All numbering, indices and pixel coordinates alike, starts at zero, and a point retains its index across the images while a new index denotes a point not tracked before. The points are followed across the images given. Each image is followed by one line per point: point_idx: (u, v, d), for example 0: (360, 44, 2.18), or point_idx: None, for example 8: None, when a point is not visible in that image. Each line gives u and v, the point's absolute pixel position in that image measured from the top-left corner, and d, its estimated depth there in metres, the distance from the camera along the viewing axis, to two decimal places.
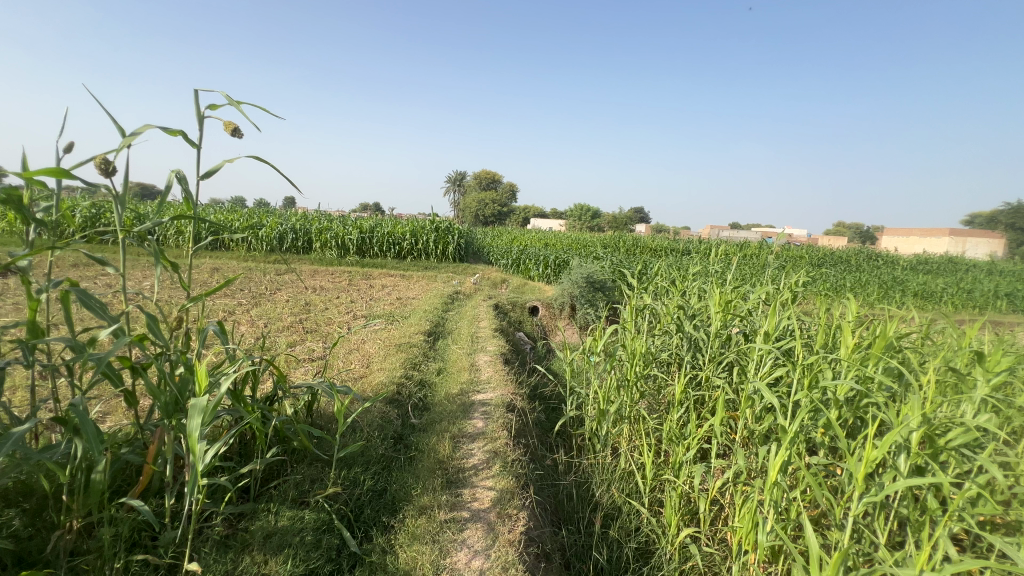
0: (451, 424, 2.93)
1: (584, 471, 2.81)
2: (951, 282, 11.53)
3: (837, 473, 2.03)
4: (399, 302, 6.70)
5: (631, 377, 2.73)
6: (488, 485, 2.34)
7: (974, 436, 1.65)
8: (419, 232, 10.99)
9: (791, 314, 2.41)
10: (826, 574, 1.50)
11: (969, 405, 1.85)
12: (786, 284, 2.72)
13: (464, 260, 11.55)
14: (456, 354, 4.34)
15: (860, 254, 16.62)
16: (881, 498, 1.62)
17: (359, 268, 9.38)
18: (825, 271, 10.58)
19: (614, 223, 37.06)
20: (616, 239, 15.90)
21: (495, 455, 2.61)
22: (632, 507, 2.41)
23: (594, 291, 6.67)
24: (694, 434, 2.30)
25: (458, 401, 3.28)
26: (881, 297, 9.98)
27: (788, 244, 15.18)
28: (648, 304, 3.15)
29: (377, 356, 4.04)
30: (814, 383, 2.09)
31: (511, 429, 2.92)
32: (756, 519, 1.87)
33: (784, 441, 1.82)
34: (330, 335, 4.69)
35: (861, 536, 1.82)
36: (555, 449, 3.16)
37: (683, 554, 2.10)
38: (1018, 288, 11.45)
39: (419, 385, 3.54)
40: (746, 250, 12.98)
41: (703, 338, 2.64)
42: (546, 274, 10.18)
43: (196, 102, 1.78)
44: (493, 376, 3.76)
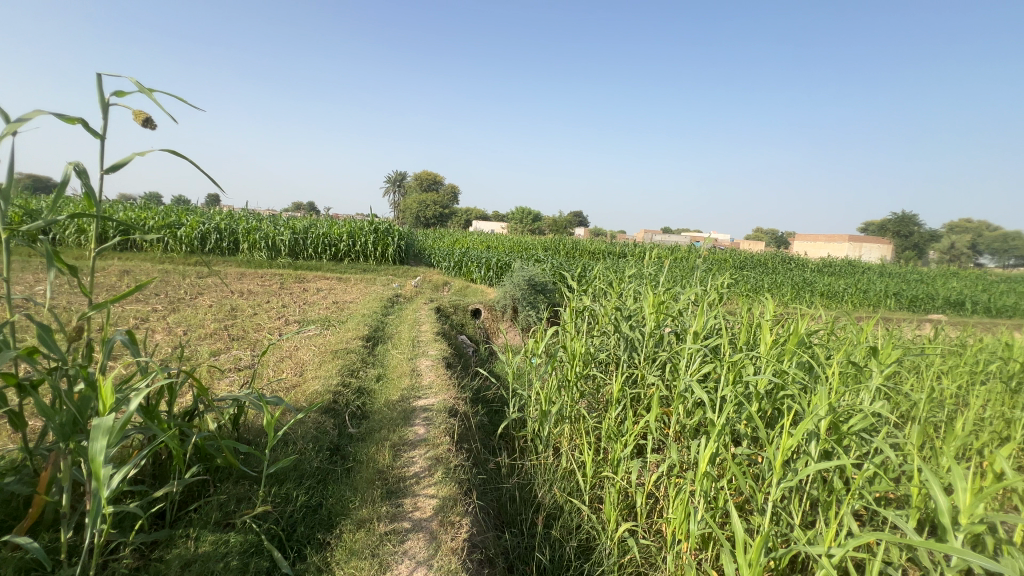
0: (391, 432, 2.85)
1: (526, 472, 2.83)
2: (851, 283, 12.87)
3: (758, 461, 2.18)
4: (334, 306, 6.41)
5: (571, 377, 2.80)
6: (430, 493, 2.30)
7: (871, 421, 1.85)
8: (356, 234, 10.62)
9: (717, 314, 2.59)
10: (749, 557, 1.61)
11: (867, 394, 2.07)
12: (713, 287, 2.91)
13: (405, 263, 11.29)
14: (396, 359, 4.22)
15: (775, 258, 18.15)
16: (796, 482, 1.77)
17: (292, 271, 8.90)
18: (746, 274, 11.45)
19: (556, 225, 37.82)
20: (557, 242, 16.26)
21: (437, 461, 2.56)
22: (573, 505, 2.46)
23: (536, 294, 6.77)
24: (631, 430, 2.39)
25: (398, 408, 3.19)
26: (793, 297, 10.93)
27: (714, 248, 16.27)
28: (587, 306, 3.25)
29: (312, 363, 3.85)
30: (738, 378, 2.25)
31: (453, 434, 2.88)
32: (688, 509, 1.97)
33: (713, 434, 1.95)
34: (259, 342, 4.40)
35: (779, 518, 1.97)
36: (497, 452, 3.16)
37: (621, 549, 2.17)
38: (903, 288, 13.00)
39: (358, 393, 3.41)
40: (676, 253, 13.77)
41: (639, 338, 2.76)
42: (488, 276, 10.22)
43: (99, 88, 1.60)
44: (434, 381, 3.70)
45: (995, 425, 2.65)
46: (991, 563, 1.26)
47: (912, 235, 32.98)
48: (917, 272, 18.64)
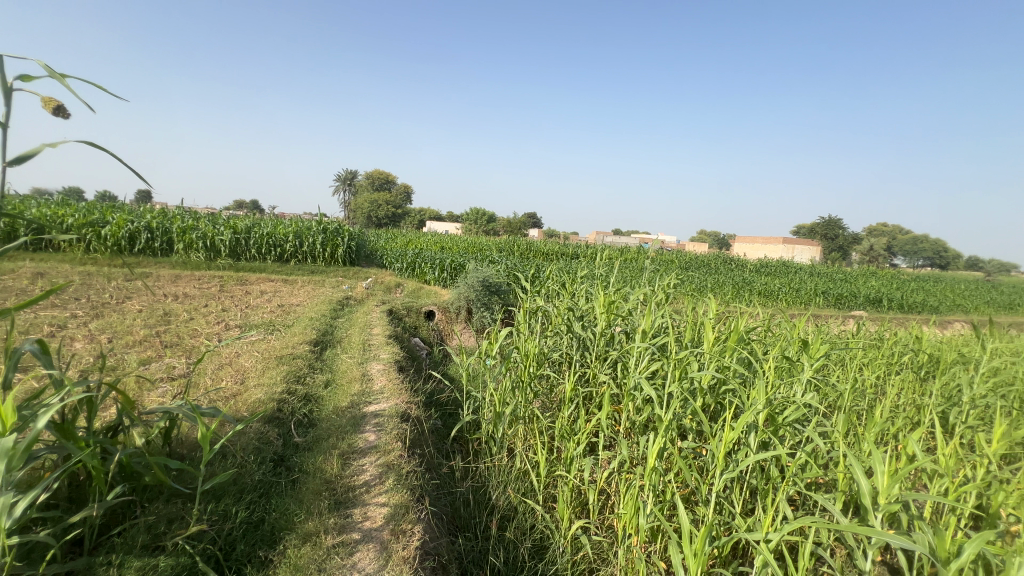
0: (339, 440, 2.75)
1: (480, 475, 2.82)
2: (785, 282, 13.76)
3: (702, 453, 2.28)
4: (280, 310, 6.12)
5: (525, 378, 2.82)
6: (381, 502, 2.23)
7: (803, 413, 1.98)
8: (304, 234, 10.20)
9: (664, 313, 2.69)
10: (695, 547, 1.68)
11: (799, 387, 2.22)
12: (660, 287, 3.01)
13: (356, 264, 10.95)
14: (346, 364, 4.08)
15: (718, 258, 19.13)
16: (736, 472, 1.87)
17: (233, 273, 8.42)
18: (691, 275, 11.99)
19: (510, 226, 38.05)
20: (511, 243, 16.34)
21: (389, 468, 2.49)
22: (527, 506, 2.46)
23: (490, 295, 6.77)
24: (584, 429, 2.44)
25: (348, 414, 3.09)
26: (734, 296, 11.56)
27: (662, 249, 16.94)
28: (540, 306, 3.29)
29: (254, 370, 3.64)
30: (684, 374, 2.35)
31: (406, 439, 2.82)
32: (638, 504, 2.03)
33: (661, 430, 2.03)
34: (195, 349, 4.13)
35: (722, 507, 2.06)
36: (451, 456, 3.12)
37: (574, 546, 2.21)
38: (830, 287, 14.06)
39: (304, 400, 3.26)
40: (626, 254, 14.21)
41: (591, 338, 2.83)
42: (442, 277, 10.12)
43: (1, 72, 1.44)
44: (386, 386, 3.60)
45: (907, 410, 2.92)
46: (905, 540, 1.38)
47: (837, 237, 35.77)
48: (841, 272, 20.24)
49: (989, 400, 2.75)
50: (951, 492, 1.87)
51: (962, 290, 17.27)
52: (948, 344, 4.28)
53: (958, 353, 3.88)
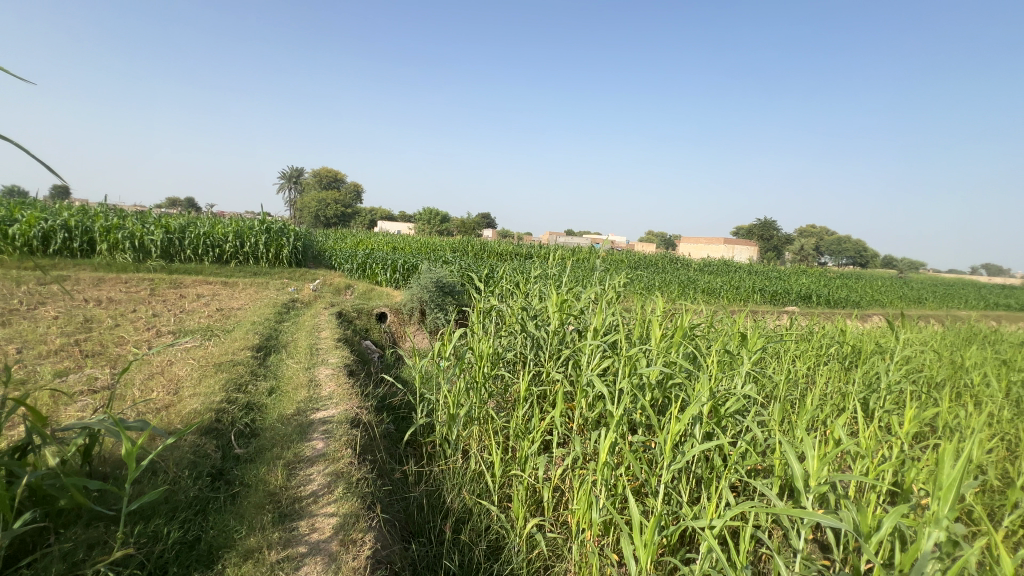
0: (284, 449, 2.62)
1: (434, 478, 2.77)
2: (726, 281, 14.53)
3: (652, 446, 2.36)
4: (219, 314, 5.76)
5: (480, 378, 2.80)
6: (330, 511, 2.15)
7: (742, 403, 2.10)
8: (245, 234, 9.67)
9: (615, 311, 2.77)
10: (646, 537, 1.73)
11: (739, 379, 2.35)
12: (611, 286, 3.08)
13: (303, 265, 10.50)
14: (291, 370, 3.90)
15: (665, 258, 19.93)
16: (683, 462, 1.95)
17: (166, 275, 7.83)
18: (640, 274, 12.41)
19: (464, 227, 37.78)
20: (465, 244, 16.26)
21: (338, 477, 2.40)
22: (482, 507, 2.45)
23: (444, 296, 6.70)
24: (538, 427, 2.46)
25: (294, 423, 2.95)
26: (679, 294, 12.09)
27: (613, 249, 17.44)
28: (494, 306, 3.29)
29: (189, 379, 3.40)
30: (633, 370, 2.43)
31: (356, 445, 2.73)
32: (591, 499, 2.07)
33: (612, 425, 2.08)
34: (121, 358, 3.80)
35: (670, 498, 2.14)
36: (403, 460, 3.05)
37: (530, 544, 2.21)
38: (767, 285, 14.98)
39: (246, 409, 3.09)
40: (578, 254, 14.54)
41: (545, 337, 2.86)
42: (394, 278, 9.91)
43: None
44: (335, 391, 3.47)
45: (833, 398, 3.16)
46: (833, 519, 1.49)
47: (772, 238, 38.23)
48: (776, 271, 21.64)
49: (902, 385, 3.03)
50: (871, 471, 2.05)
51: (879, 285, 18.92)
52: (868, 335, 4.67)
53: (876, 344, 4.24)
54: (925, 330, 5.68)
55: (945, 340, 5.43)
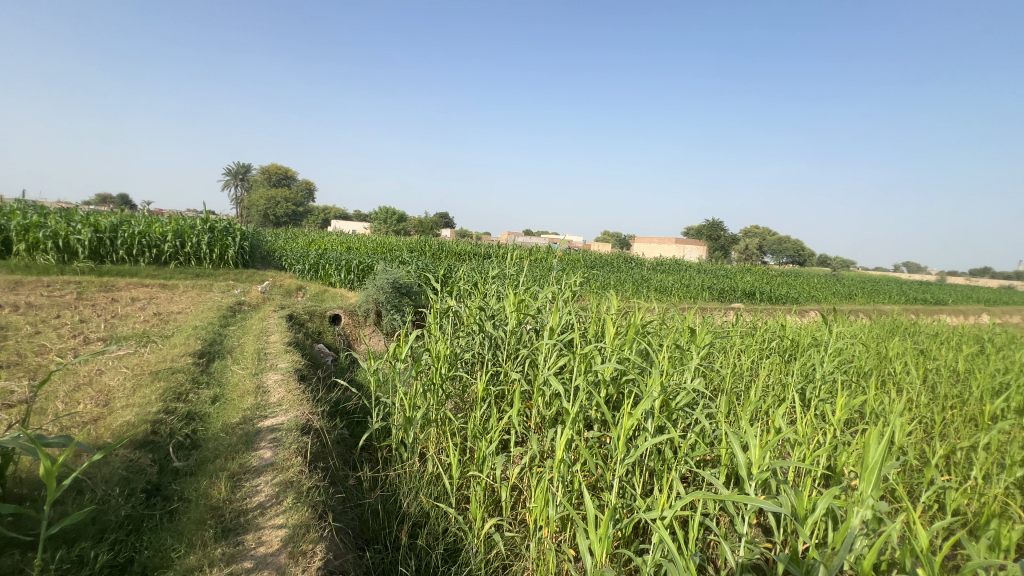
0: (228, 460, 2.49)
1: (390, 483, 2.71)
2: (678, 280, 15.09)
3: (607, 441, 2.42)
4: (156, 318, 5.39)
5: (437, 380, 2.77)
6: (278, 523, 2.06)
7: (691, 397, 2.19)
8: (185, 233, 9.10)
9: (570, 309, 2.83)
10: (600, 531, 1.77)
11: (688, 374, 2.45)
12: (567, 285, 3.13)
13: (250, 266, 10.00)
14: (237, 376, 3.71)
15: (620, 258, 20.45)
16: (636, 456, 2.01)
17: (95, 277, 7.25)
18: (596, 274, 12.68)
19: (421, 226, 37.14)
20: (423, 244, 16.04)
21: (287, 486, 2.31)
22: (439, 510, 2.42)
23: (400, 297, 6.58)
24: (496, 427, 2.47)
25: (239, 432, 2.80)
26: (633, 293, 12.45)
27: (570, 249, 17.72)
28: (451, 306, 3.27)
29: (122, 390, 3.16)
30: (589, 368, 2.49)
31: (306, 453, 2.63)
32: (548, 496, 2.09)
33: (568, 422, 2.13)
34: (42, 369, 3.48)
35: (625, 491, 2.20)
36: (358, 467, 2.97)
37: (488, 545, 2.21)
38: (715, 282, 15.68)
39: (186, 419, 2.90)
40: (535, 254, 14.67)
41: (503, 337, 2.88)
42: (349, 279, 9.63)
43: None
44: (285, 397, 3.33)
45: (775, 389, 3.35)
46: (772, 505, 1.60)
47: (720, 238, 40.06)
48: (723, 269, 22.69)
49: (834, 375, 3.26)
50: (807, 457, 2.20)
51: (815, 283, 20.26)
52: (806, 329, 4.98)
53: (812, 337, 4.53)
54: (855, 323, 6.13)
55: (871, 333, 5.88)
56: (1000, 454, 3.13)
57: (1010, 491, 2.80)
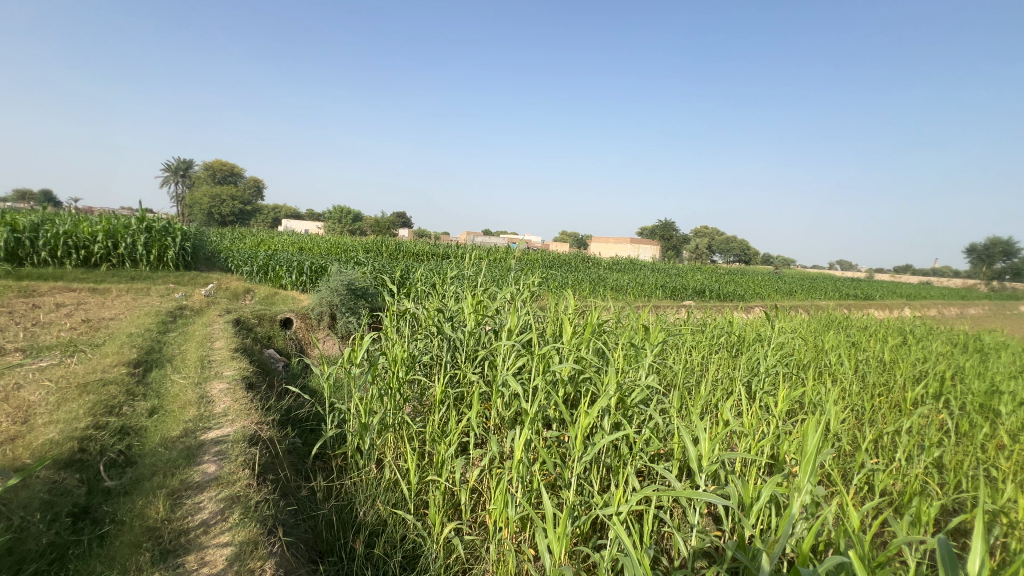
0: (167, 476, 2.33)
1: (345, 492, 2.63)
2: (633, 278, 15.54)
3: (565, 440, 2.45)
4: (84, 326, 4.97)
5: (394, 384, 2.71)
6: (223, 541, 1.95)
7: (644, 394, 2.27)
8: (118, 233, 8.46)
9: (528, 310, 2.86)
10: (559, 530, 1.79)
11: (642, 371, 2.53)
12: (525, 285, 3.15)
13: (192, 268, 9.42)
14: (177, 386, 3.48)
15: (578, 258, 20.81)
16: (593, 455, 2.06)
17: (13, 281, 6.62)
18: (554, 274, 12.87)
19: (377, 226, 36.26)
20: (379, 244, 15.70)
21: (233, 502, 2.19)
22: (397, 517, 2.37)
23: (356, 299, 6.41)
24: (455, 429, 2.45)
25: (179, 446, 2.64)
26: (591, 292, 12.72)
27: (528, 249, 17.86)
28: (408, 308, 3.21)
29: (43, 405, 2.90)
30: (547, 368, 2.52)
31: (254, 465, 2.51)
32: (507, 497, 2.10)
33: (527, 423, 2.14)
34: None
35: (583, 488, 2.24)
36: (310, 477, 2.86)
37: (447, 549, 2.19)
38: (668, 281, 16.25)
39: (119, 434, 2.70)
40: (494, 254, 14.71)
41: (461, 339, 2.86)
42: (301, 281, 9.26)
43: None
44: (230, 407, 3.16)
45: (723, 382, 3.51)
46: (717, 498, 1.69)
47: (671, 238, 41.60)
48: (675, 268, 23.56)
49: (777, 368, 3.45)
50: (752, 447, 2.32)
51: (759, 280, 21.38)
52: (751, 325, 5.25)
53: (756, 333, 4.78)
54: (795, 318, 6.52)
55: (809, 327, 6.28)
56: (920, 437, 3.42)
57: (929, 470, 3.06)
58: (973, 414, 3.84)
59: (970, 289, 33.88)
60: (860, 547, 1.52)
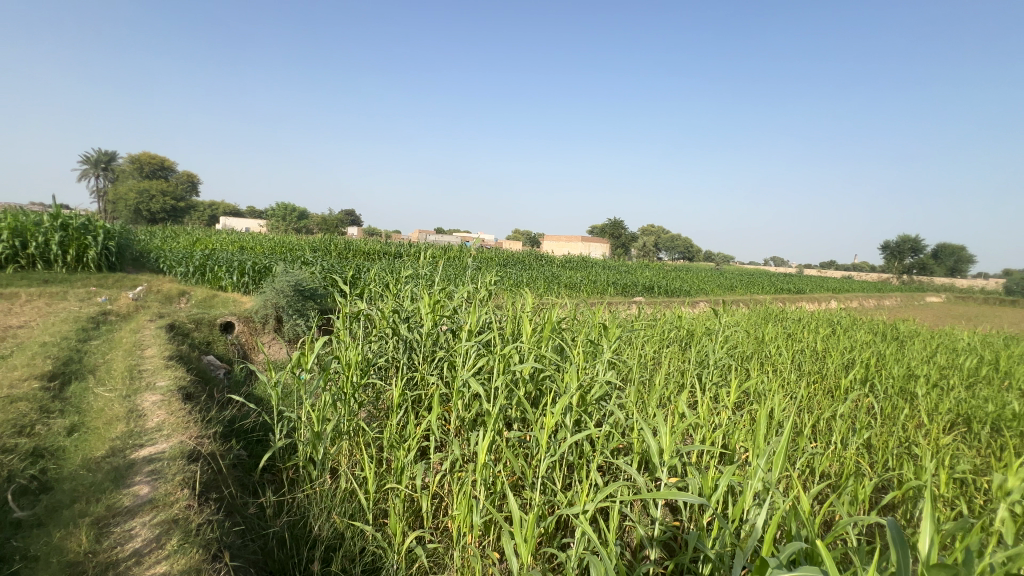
0: (91, 504, 2.10)
1: (297, 507, 2.48)
2: (586, 276, 15.83)
3: (528, 439, 2.44)
4: None
5: (348, 390, 2.59)
6: (159, 572, 1.78)
7: (604, 390, 2.29)
8: (28, 231, 7.62)
9: (487, 309, 2.82)
10: (526, 532, 1.76)
11: (601, 367, 2.56)
12: (482, 284, 3.11)
13: (117, 269, 8.65)
14: (102, 400, 3.16)
15: (532, 255, 20.95)
16: (558, 454, 2.04)
17: None
18: (509, 272, 12.90)
19: (324, 225, 34.76)
20: (328, 242, 15.11)
21: (170, 527, 2.01)
22: (355, 529, 2.26)
23: (304, 300, 6.12)
24: (414, 434, 2.37)
25: (105, 467, 2.39)
26: (545, 289, 12.85)
27: (483, 247, 17.76)
28: (361, 309, 3.07)
29: None
30: (507, 367, 2.49)
31: (194, 483, 2.32)
32: (471, 502, 2.05)
33: (490, 424, 2.11)
34: None
35: (546, 487, 2.23)
36: (258, 492, 2.68)
37: (409, 559, 2.10)
38: (619, 278, 16.69)
39: (32, 458, 2.41)
40: (449, 253, 14.55)
41: (418, 340, 2.78)
42: (242, 282, 8.73)
43: None
44: (165, 421, 2.91)
45: (676, 376, 3.63)
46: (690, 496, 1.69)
47: (621, 236, 42.78)
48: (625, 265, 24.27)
49: (725, 360, 3.60)
50: (707, 438, 2.40)
51: (702, 276, 22.44)
52: (699, 320, 5.47)
53: (705, 327, 4.98)
54: (737, 312, 6.87)
55: (750, 320, 6.63)
56: (852, 420, 3.68)
57: (861, 452, 3.29)
58: (894, 397, 4.18)
59: (885, 283, 37.23)
60: (811, 530, 1.60)
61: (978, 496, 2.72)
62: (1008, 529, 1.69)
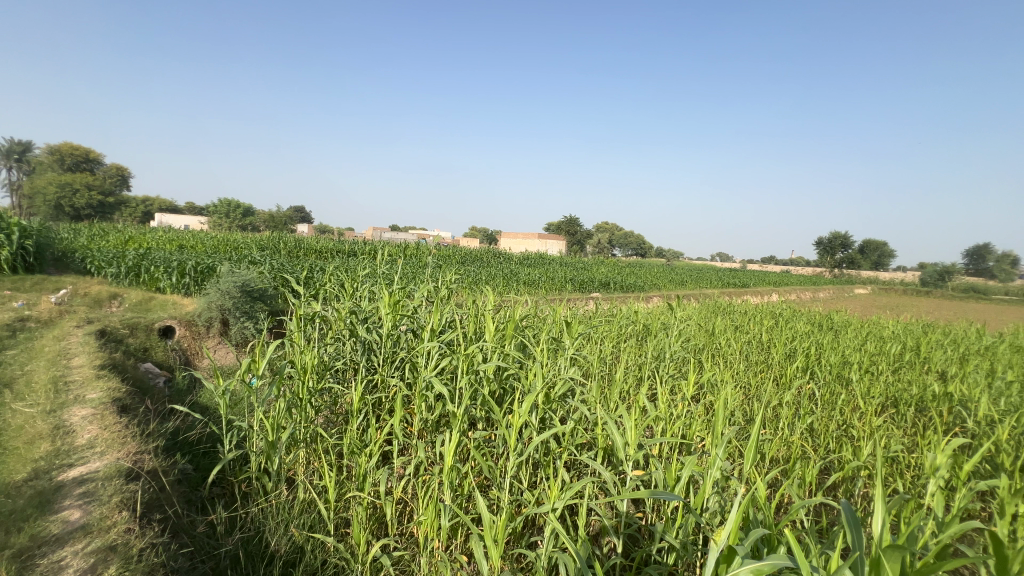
0: (11, 534, 1.89)
1: (251, 521, 2.34)
2: (544, 273, 15.99)
3: (493, 438, 2.41)
4: None
5: (303, 396, 2.47)
6: None
7: (568, 387, 2.30)
8: None
9: (448, 307, 2.77)
10: (495, 535, 1.72)
11: (564, 364, 2.57)
12: (443, 282, 3.05)
13: (36, 271, 7.87)
14: (22, 417, 2.86)
15: (490, 253, 20.91)
16: (524, 453, 2.03)
17: None
18: (468, 270, 12.82)
19: (271, 223, 33.13)
20: (276, 240, 14.42)
21: (108, 553, 1.84)
22: (316, 541, 2.16)
23: (252, 302, 5.82)
24: (375, 439, 2.29)
25: (27, 492, 2.16)
26: (505, 286, 12.86)
27: (441, 245, 17.52)
28: (316, 310, 2.94)
29: None
30: (471, 367, 2.45)
31: (134, 504, 2.14)
32: (438, 506, 2.00)
33: (455, 426, 2.06)
34: None
35: (512, 486, 2.22)
36: (207, 508, 2.51)
37: (373, 568, 2.04)
38: (577, 275, 16.95)
39: None
40: (407, 250, 14.27)
41: (378, 341, 2.69)
42: (182, 283, 8.17)
43: None
44: (98, 437, 2.67)
45: (634, 370, 3.72)
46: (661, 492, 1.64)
47: (578, 234, 43.49)
48: (582, 262, 24.71)
49: (681, 354, 3.73)
50: (667, 431, 2.46)
51: (655, 272, 23.21)
52: (655, 314, 5.63)
53: (661, 321, 5.12)
54: (690, 306, 7.14)
55: (701, 314, 6.91)
56: (796, 407, 3.90)
57: (806, 436, 3.50)
58: (833, 384, 4.48)
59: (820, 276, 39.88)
60: (768, 515, 1.67)
61: (907, 472, 2.95)
62: (937, 503, 1.83)
